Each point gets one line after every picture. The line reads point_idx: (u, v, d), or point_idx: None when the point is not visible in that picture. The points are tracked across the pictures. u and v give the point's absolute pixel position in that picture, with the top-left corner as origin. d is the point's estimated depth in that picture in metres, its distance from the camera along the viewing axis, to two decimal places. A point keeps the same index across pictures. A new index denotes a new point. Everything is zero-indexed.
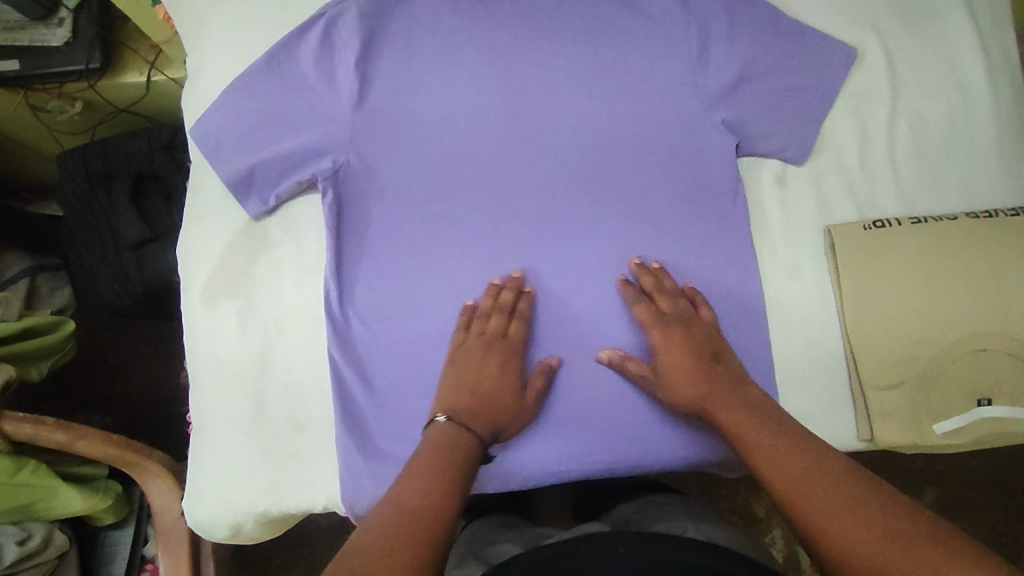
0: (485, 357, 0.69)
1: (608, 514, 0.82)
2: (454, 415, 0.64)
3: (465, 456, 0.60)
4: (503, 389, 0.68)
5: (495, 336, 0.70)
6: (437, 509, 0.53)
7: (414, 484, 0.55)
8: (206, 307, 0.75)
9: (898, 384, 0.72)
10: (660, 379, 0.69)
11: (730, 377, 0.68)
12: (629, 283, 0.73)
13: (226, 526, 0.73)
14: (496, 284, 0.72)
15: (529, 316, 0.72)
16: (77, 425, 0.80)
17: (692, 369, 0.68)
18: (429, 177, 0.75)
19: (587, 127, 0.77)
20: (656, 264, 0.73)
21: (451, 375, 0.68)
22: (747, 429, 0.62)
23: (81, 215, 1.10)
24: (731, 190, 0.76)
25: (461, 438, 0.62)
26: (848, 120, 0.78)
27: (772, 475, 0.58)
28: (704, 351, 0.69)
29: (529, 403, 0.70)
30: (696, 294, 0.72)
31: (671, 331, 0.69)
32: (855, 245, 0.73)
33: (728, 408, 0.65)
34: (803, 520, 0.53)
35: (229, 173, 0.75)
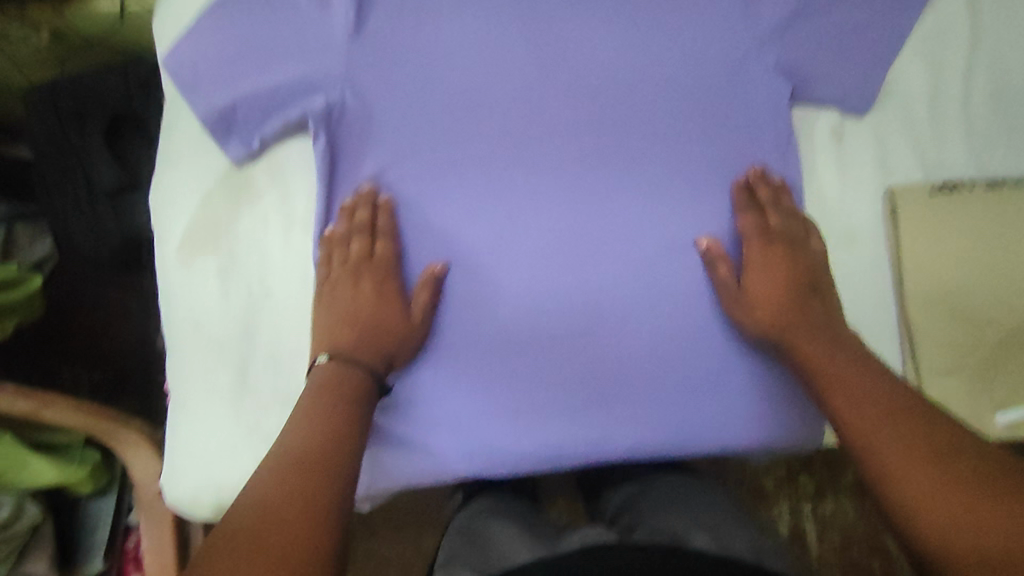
0: (354, 284, 0.63)
1: (612, 502, 0.73)
2: (337, 353, 0.60)
3: (353, 396, 0.57)
4: (384, 313, 0.62)
5: (357, 258, 0.63)
6: (326, 457, 0.50)
7: (305, 437, 0.51)
8: (182, 264, 0.66)
9: (958, 370, 0.64)
10: (739, 293, 0.63)
11: (819, 311, 0.62)
12: (744, 188, 0.65)
13: (208, 505, 0.66)
14: (347, 206, 0.64)
15: (394, 231, 0.64)
16: (43, 392, 0.73)
17: (785, 294, 0.63)
18: (436, 120, 0.65)
19: (620, 67, 0.66)
20: (779, 178, 0.66)
21: (326, 310, 0.63)
22: (825, 362, 0.58)
23: (50, 157, 0.99)
24: (780, 144, 0.66)
25: (347, 376, 0.58)
26: (918, 67, 0.68)
27: (843, 413, 0.54)
28: (804, 276, 0.63)
29: (421, 321, 0.63)
30: (811, 219, 0.66)
31: (771, 249, 0.64)
32: (918, 210, 0.65)
33: (811, 341, 0.60)
34: (874, 467, 0.49)
35: (206, 110, 0.65)
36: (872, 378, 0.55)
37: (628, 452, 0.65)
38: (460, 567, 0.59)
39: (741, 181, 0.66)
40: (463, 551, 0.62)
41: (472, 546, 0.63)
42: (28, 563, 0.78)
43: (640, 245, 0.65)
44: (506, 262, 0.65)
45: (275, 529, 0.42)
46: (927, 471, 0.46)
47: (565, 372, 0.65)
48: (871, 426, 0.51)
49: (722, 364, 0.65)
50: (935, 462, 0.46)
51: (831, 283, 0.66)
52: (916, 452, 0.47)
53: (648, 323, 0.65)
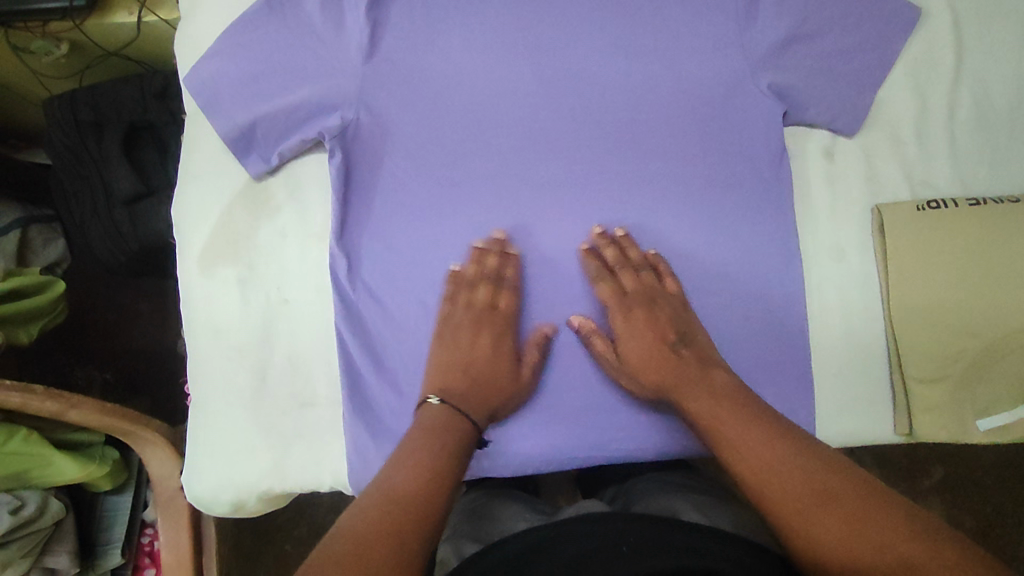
0: (474, 334, 0.65)
1: (609, 494, 0.77)
2: (445, 398, 0.61)
3: (458, 443, 0.57)
4: (493, 367, 0.65)
5: (481, 307, 0.66)
6: (426, 498, 0.51)
7: (410, 475, 0.52)
8: (204, 274, 0.70)
9: (943, 379, 0.67)
10: (621, 365, 0.66)
11: (698, 361, 0.63)
12: (591, 253, 0.68)
13: (228, 502, 0.70)
14: (479, 249, 0.67)
15: (518, 284, 0.68)
16: (68, 393, 0.75)
17: (652, 350, 0.64)
18: (445, 139, 0.69)
19: (621, 88, 0.70)
20: (620, 232, 0.68)
21: (437, 352, 0.65)
22: (707, 414, 0.59)
23: (70, 166, 1.03)
24: (774, 163, 0.70)
25: (457, 423, 0.59)
26: (905, 89, 0.72)
27: (739, 466, 0.54)
28: (668, 333, 0.65)
29: (525, 379, 0.66)
30: (660, 264, 0.68)
31: (636, 301, 0.66)
32: (904, 227, 0.68)
33: (696, 396, 0.60)
34: (785, 520, 0.49)
35: (228, 128, 0.69)
36: (756, 422, 0.57)
37: (627, 454, 0.69)
38: (465, 540, 0.63)
39: (583, 249, 0.68)
40: (466, 527, 0.66)
41: (474, 522, 0.66)
42: (50, 557, 0.81)
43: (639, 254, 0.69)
44: (560, 283, 0.69)
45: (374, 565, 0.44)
46: (828, 517, 0.48)
47: (570, 379, 0.68)
48: (767, 475, 0.52)
49: None
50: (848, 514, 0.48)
51: (820, 295, 0.70)
52: (817, 501, 0.49)
53: None
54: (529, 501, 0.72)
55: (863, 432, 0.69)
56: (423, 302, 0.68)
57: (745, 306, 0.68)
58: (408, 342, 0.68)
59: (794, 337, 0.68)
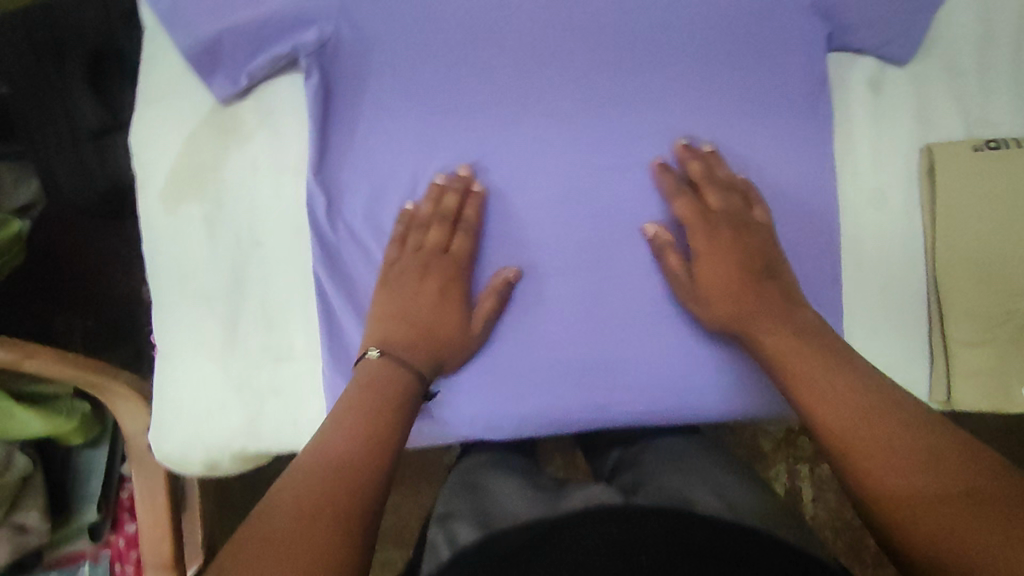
0: (421, 277, 0.58)
1: (619, 463, 0.70)
2: (388, 350, 0.55)
3: (402, 396, 0.52)
4: (444, 316, 0.58)
5: (431, 251, 0.59)
6: (366, 459, 0.45)
7: (345, 435, 0.47)
8: (165, 209, 0.62)
9: (987, 341, 0.61)
10: (693, 284, 0.58)
11: (778, 296, 0.56)
12: (668, 168, 0.60)
13: (199, 462, 0.64)
14: (438, 185, 0.59)
15: (478, 224, 0.60)
16: (24, 342, 0.68)
17: (734, 279, 0.57)
18: (439, 59, 0.60)
19: (641, 2, 0.60)
20: (707, 148, 0.60)
21: (387, 300, 0.58)
22: (789, 355, 0.52)
23: (27, 91, 0.93)
24: (813, 95, 0.61)
25: (387, 374, 0.53)
26: (966, 12, 0.63)
27: (816, 413, 0.48)
28: (754, 262, 0.57)
29: (478, 329, 0.59)
30: (749, 189, 0.60)
31: (719, 226, 0.58)
32: (958, 170, 0.60)
33: (775, 329, 0.54)
34: (847, 463, 0.45)
35: (188, 41, 0.59)
36: (846, 371, 0.50)
37: (641, 416, 0.62)
38: (460, 524, 0.56)
39: (660, 163, 0.60)
40: (462, 507, 0.59)
41: (468, 495, 0.61)
42: (20, 513, 0.77)
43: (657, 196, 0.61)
44: (532, 218, 0.61)
45: (297, 544, 0.38)
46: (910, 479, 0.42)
47: (573, 334, 0.61)
48: (847, 426, 0.46)
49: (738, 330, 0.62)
50: (920, 471, 0.42)
51: (858, 245, 0.62)
52: (899, 460, 0.43)
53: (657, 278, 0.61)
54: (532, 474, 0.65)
55: None
56: None
57: None
58: None
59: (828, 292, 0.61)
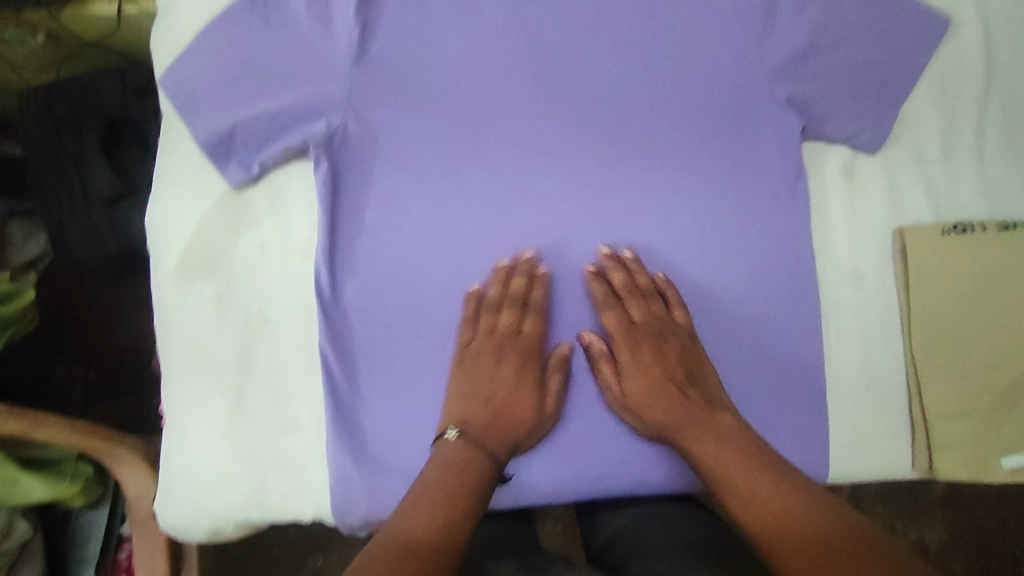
0: (499, 361, 0.61)
1: (617, 541, 0.68)
2: (465, 429, 0.57)
3: (480, 482, 0.54)
4: (520, 398, 0.60)
5: (506, 333, 0.62)
6: (445, 545, 0.46)
7: (424, 519, 0.48)
8: (178, 288, 0.65)
9: (966, 414, 0.63)
10: (624, 398, 0.61)
11: (702, 404, 0.58)
12: (598, 275, 0.64)
13: (203, 530, 0.66)
14: (504, 267, 0.63)
15: (544, 305, 0.64)
16: (33, 412, 0.70)
17: (656, 387, 0.59)
18: (441, 149, 0.64)
19: (627, 97, 0.65)
20: (627, 253, 0.64)
21: (460, 381, 0.60)
22: (716, 462, 0.53)
23: (44, 161, 0.97)
24: (791, 181, 0.65)
25: (478, 462, 0.55)
26: (932, 103, 0.67)
27: (744, 512, 0.50)
28: (676, 370, 0.60)
29: (550, 407, 0.62)
30: (671, 292, 0.63)
31: (641, 332, 0.61)
32: (930, 251, 0.64)
33: (698, 437, 0.56)
34: (721, 493, 0.52)
35: (206, 133, 0.64)
36: (768, 471, 0.52)
37: (630, 487, 0.65)
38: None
39: (591, 270, 0.64)
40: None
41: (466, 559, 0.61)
42: None
43: (646, 275, 0.65)
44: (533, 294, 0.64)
45: None
46: None
47: (571, 406, 0.64)
48: (773, 524, 0.48)
49: None
50: (778, 518, 0.48)
51: (837, 321, 0.65)
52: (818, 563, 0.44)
53: None
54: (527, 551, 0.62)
55: (881, 468, 0.65)
56: (411, 321, 0.64)
57: (756, 334, 0.64)
58: (393, 365, 0.64)
59: (808, 367, 0.64)
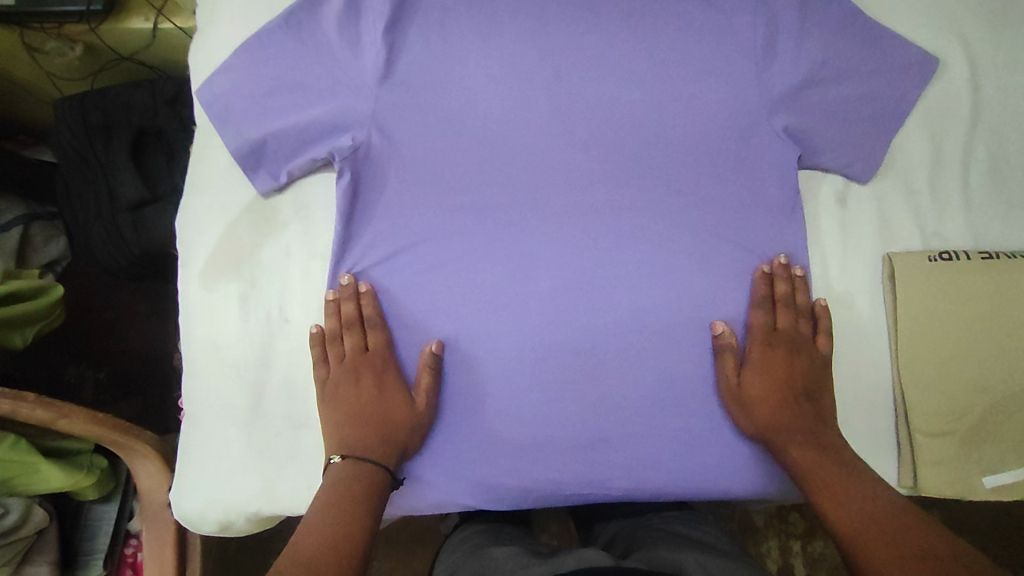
0: (354, 381, 0.65)
1: (615, 539, 0.75)
2: (349, 452, 0.63)
3: (365, 488, 0.60)
4: (391, 403, 0.65)
5: (356, 354, 0.66)
6: (331, 555, 0.53)
7: (306, 533, 0.55)
8: (204, 287, 0.69)
9: (949, 433, 0.66)
10: (739, 392, 0.65)
11: (815, 417, 0.65)
12: (767, 277, 0.67)
13: (215, 521, 0.69)
14: (330, 301, 0.66)
15: (379, 319, 0.67)
16: (59, 401, 0.73)
17: (777, 392, 0.65)
18: (457, 166, 0.68)
19: (634, 123, 0.69)
20: (797, 270, 0.68)
21: (333, 410, 0.65)
22: (817, 469, 0.60)
23: (78, 169, 1.03)
24: (787, 205, 0.69)
25: (359, 476, 0.61)
26: (921, 138, 0.71)
27: (837, 515, 0.57)
28: (799, 383, 0.65)
29: (423, 405, 0.65)
30: (817, 307, 0.67)
31: (784, 340, 0.66)
32: (917, 277, 0.67)
33: (800, 445, 0.63)
34: (820, 500, 0.59)
35: (238, 144, 0.68)
36: (859, 482, 0.59)
37: (625, 492, 0.68)
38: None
39: (763, 271, 0.68)
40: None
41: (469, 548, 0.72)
42: (31, 567, 0.79)
43: (646, 290, 0.68)
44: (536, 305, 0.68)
45: None
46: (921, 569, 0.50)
47: (571, 413, 0.67)
48: (874, 528, 0.55)
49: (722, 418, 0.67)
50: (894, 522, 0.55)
51: (829, 341, 0.69)
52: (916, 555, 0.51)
53: (649, 363, 0.67)
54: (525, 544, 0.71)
55: None
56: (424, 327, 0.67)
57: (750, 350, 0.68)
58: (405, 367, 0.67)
59: (799, 383, 0.67)
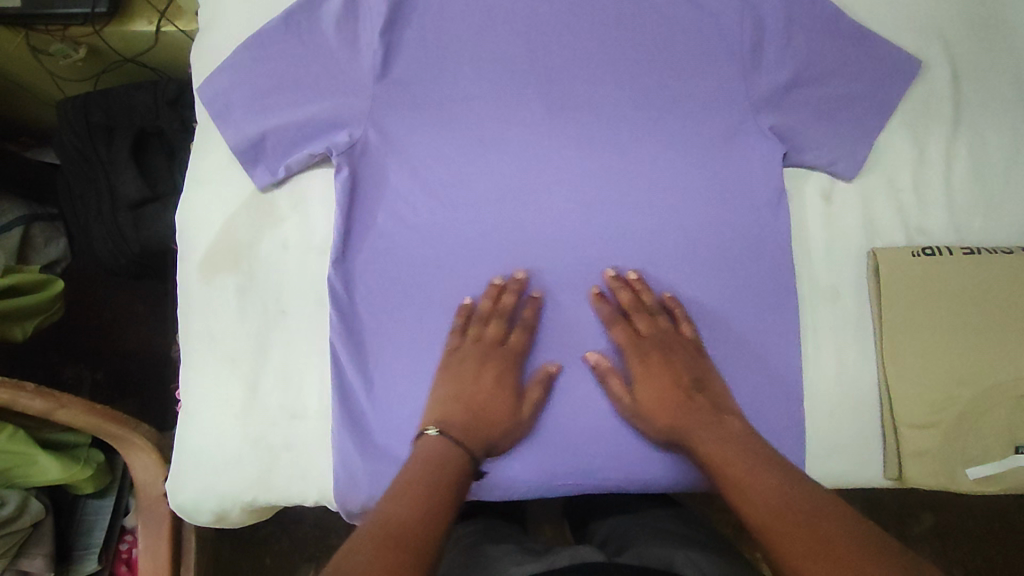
0: (479, 368, 0.65)
1: (607, 536, 0.76)
2: (444, 428, 0.61)
3: (455, 474, 0.57)
4: (501, 402, 0.64)
5: (489, 343, 0.66)
6: (422, 531, 0.48)
7: (397, 506, 0.51)
8: (202, 280, 0.70)
9: (934, 424, 0.67)
10: (637, 405, 0.65)
11: (708, 407, 0.63)
12: (602, 296, 0.68)
13: (210, 511, 0.70)
14: (496, 284, 0.67)
15: (533, 325, 0.68)
16: (58, 392, 0.75)
17: (671, 393, 0.64)
18: (452, 161, 0.70)
19: (625, 121, 0.71)
20: (633, 274, 0.68)
21: (445, 385, 0.64)
22: (726, 463, 0.58)
23: (78, 167, 1.04)
24: (774, 202, 0.70)
25: (456, 458, 0.58)
26: (904, 138, 0.73)
27: (746, 507, 0.53)
28: (685, 377, 0.65)
29: (525, 414, 0.66)
30: (675, 308, 0.68)
31: (652, 344, 0.66)
32: (901, 271, 0.69)
33: (711, 440, 0.60)
34: (727, 491, 0.56)
35: (237, 139, 0.70)
36: (771, 471, 0.56)
37: (618, 485, 0.69)
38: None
39: (610, 275, 0.69)
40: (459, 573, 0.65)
41: (464, 547, 0.72)
42: (26, 559, 0.80)
43: (636, 283, 0.69)
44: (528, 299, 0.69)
45: None
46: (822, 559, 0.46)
47: (563, 404, 0.68)
48: (769, 516, 0.51)
49: None
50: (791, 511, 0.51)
51: (815, 335, 0.70)
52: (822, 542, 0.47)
53: None
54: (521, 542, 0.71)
55: (853, 474, 0.69)
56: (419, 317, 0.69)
57: (737, 342, 0.69)
58: (400, 357, 0.68)
59: (786, 376, 0.69)
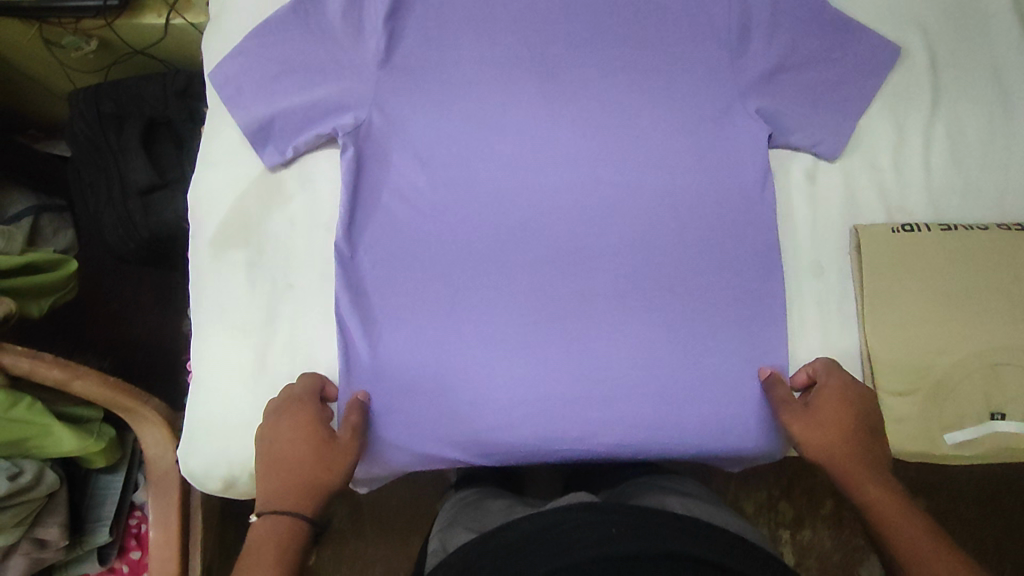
0: (275, 426, 0.66)
1: (600, 498, 0.80)
2: (268, 506, 0.64)
3: (289, 542, 0.62)
4: (309, 448, 0.66)
5: (282, 400, 0.68)
6: None
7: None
8: (213, 255, 0.73)
9: (913, 392, 0.71)
10: (807, 426, 0.68)
11: (877, 459, 0.68)
12: (691, 290, 0.72)
13: (220, 477, 0.73)
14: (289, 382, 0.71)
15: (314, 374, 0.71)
16: (75, 364, 0.78)
17: (843, 428, 0.68)
18: (453, 143, 0.73)
19: (618, 105, 0.74)
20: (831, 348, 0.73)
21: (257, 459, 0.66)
22: (886, 510, 0.64)
23: (90, 157, 1.07)
24: (760, 181, 0.73)
25: (282, 526, 0.63)
26: (885, 120, 0.76)
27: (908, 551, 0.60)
28: (864, 423, 0.68)
29: (347, 441, 0.67)
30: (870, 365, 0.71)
31: (828, 401, 0.68)
32: (882, 247, 0.72)
33: (869, 484, 0.66)
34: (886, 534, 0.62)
35: (248, 121, 0.73)
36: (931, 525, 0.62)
37: (611, 450, 0.71)
38: (459, 530, 0.69)
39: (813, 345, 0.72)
40: (462, 520, 0.71)
41: (463, 499, 0.78)
42: (42, 528, 0.83)
43: (628, 259, 0.73)
44: (523, 272, 0.72)
45: None
46: None
47: (556, 374, 0.71)
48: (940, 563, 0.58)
49: (699, 381, 0.72)
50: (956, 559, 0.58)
51: (800, 309, 0.73)
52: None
53: (629, 326, 0.72)
54: (521, 499, 0.77)
55: None
56: (420, 288, 0.71)
57: (724, 314, 0.72)
58: (413, 330, 0.71)
59: (772, 345, 0.72)
